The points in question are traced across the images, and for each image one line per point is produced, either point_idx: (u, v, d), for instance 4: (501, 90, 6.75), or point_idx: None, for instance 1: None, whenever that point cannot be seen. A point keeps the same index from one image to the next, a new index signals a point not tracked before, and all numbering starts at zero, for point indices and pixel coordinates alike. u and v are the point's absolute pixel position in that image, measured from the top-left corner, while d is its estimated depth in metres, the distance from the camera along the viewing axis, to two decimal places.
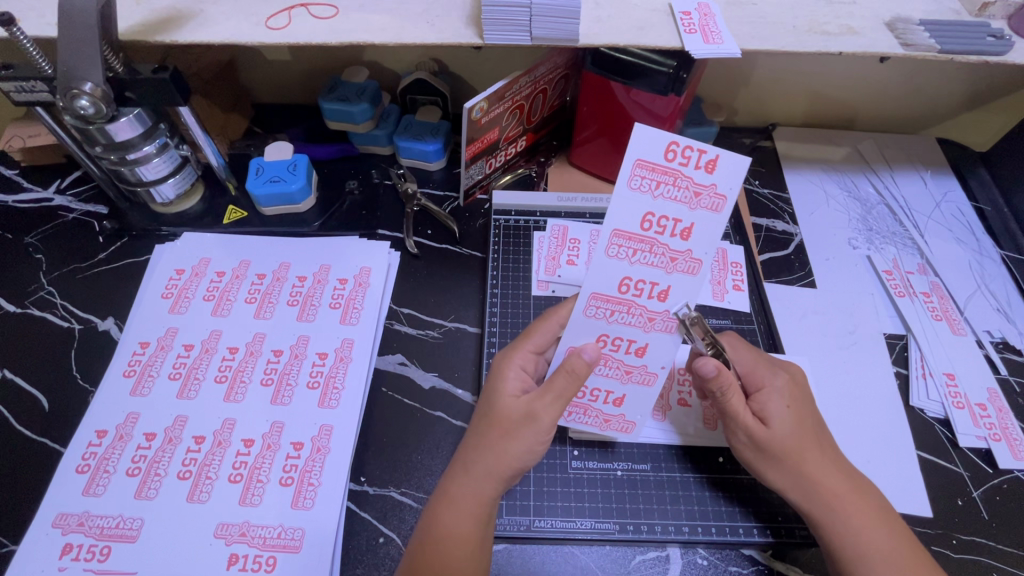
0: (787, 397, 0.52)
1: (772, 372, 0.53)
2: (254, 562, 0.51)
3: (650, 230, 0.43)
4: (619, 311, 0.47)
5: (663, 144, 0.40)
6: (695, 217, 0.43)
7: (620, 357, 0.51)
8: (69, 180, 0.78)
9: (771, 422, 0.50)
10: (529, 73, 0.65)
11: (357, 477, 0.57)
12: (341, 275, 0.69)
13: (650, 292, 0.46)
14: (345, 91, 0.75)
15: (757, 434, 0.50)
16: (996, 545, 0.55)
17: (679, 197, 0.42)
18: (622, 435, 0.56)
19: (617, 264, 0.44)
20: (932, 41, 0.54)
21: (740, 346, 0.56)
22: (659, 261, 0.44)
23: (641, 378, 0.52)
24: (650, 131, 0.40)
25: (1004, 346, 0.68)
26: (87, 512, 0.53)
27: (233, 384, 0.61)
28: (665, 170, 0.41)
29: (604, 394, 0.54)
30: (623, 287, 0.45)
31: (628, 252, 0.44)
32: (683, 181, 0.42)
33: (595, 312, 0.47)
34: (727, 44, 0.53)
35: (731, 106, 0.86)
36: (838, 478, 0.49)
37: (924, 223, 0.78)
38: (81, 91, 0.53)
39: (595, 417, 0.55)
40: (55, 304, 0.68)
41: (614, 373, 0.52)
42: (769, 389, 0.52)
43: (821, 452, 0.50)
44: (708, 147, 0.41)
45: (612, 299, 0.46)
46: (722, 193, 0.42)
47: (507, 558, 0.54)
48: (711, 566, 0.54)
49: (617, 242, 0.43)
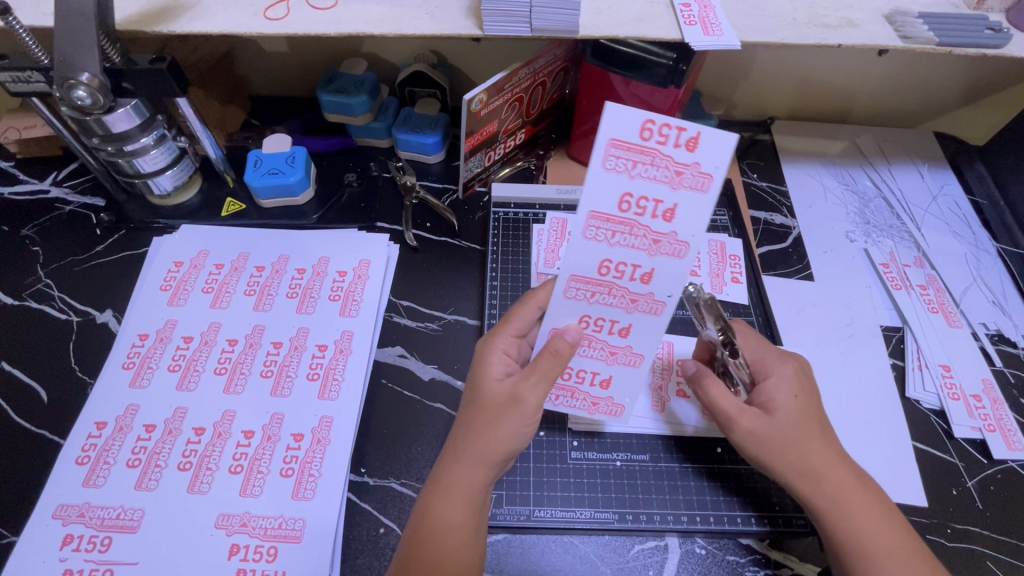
0: (795, 386, 0.52)
1: (784, 362, 0.53)
2: (255, 552, 0.51)
3: (629, 212, 0.42)
4: (601, 293, 0.47)
5: (638, 122, 0.39)
6: (677, 197, 0.41)
7: (603, 338, 0.50)
8: (65, 171, 0.78)
9: (778, 408, 0.50)
10: (528, 65, 0.65)
11: (358, 468, 0.57)
12: (340, 268, 0.69)
13: (632, 274, 0.45)
14: (343, 83, 0.75)
15: (761, 420, 0.50)
16: (989, 534, 0.56)
17: (658, 177, 0.41)
18: (611, 418, 0.56)
19: (596, 247, 0.44)
20: (931, 33, 0.54)
21: (750, 335, 0.56)
22: (641, 244, 0.43)
23: (627, 360, 0.52)
24: (624, 109, 0.39)
25: (1000, 338, 0.69)
26: (88, 503, 0.53)
27: (233, 375, 0.61)
28: (643, 149, 0.40)
29: (590, 376, 0.54)
30: (603, 270, 0.45)
31: (606, 234, 0.43)
32: (662, 160, 0.40)
33: (575, 293, 0.47)
34: (727, 36, 0.53)
35: (730, 99, 0.86)
36: (842, 471, 0.49)
37: (921, 216, 0.78)
38: (78, 81, 0.52)
39: (582, 399, 0.55)
40: (53, 296, 0.68)
41: (598, 355, 0.52)
42: (779, 377, 0.52)
43: (827, 442, 0.50)
44: (686, 124, 0.39)
45: (593, 281, 0.46)
46: (707, 171, 0.40)
47: (506, 548, 0.54)
48: (709, 555, 0.54)
49: (594, 224, 0.43)
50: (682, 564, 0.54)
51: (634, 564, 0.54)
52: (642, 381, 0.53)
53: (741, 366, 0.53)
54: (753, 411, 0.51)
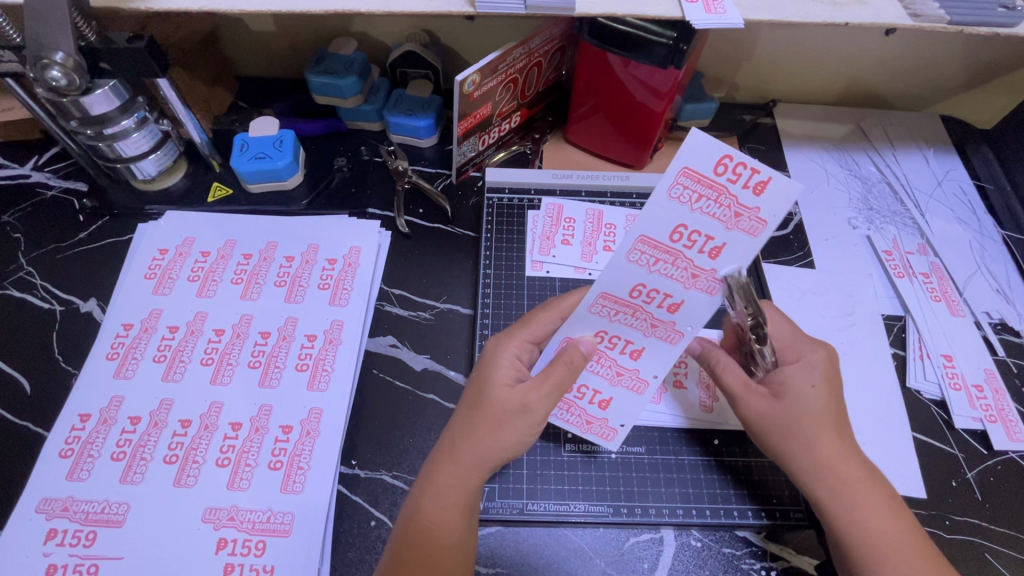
0: (815, 376, 0.50)
1: (813, 349, 0.51)
2: (243, 547, 0.51)
3: (677, 242, 0.42)
4: (624, 313, 0.48)
5: (715, 157, 0.38)
6: (729, 237, 0.41)
7: (614, 356, 0.52)
8: (47, 155, 0.75)
9: (789, 393, 0.49)
10: (523, 44, 0.62)
11: (348, 461, 0.56)
12: (329, 256, 0.67)
13: (661, 301, 0.45)
14: (332, 64, 0.72)
15: (768, 402, 0.50)
16: (988, 526, 0.56)
17: (717, 214, 0.40)
18: (601, 441, 0.55)
19: (635, 270, 0.44)
20: (941, 12, 0.51)
21: (779, 317, 0.53)
22: (679, 275, 0.43)
23: (632, 384, 0.53)
24: (707, 139, 0.38)
25: (1003, 327, 0.67)
26: (72, 497, 0.52)
27: (219, 366, 0.59)
28: (712, 183, 0.39)
29: (591, 393, 0.54)
30: (635, 293, 0.45)
31: (649, 260, 0.43)
32: (726, 198, 0.39)
33: (600, 309, 0.48)
34: (730, 15, 0.50)
35: (731, 81, 0.83)
36: (852, 465, 0.48)
37: (925, 203, 0.76)
38: (52, 60, 0.50)
39: (577, 416, 0.55)
40: (36, 284, 0.66)
41: (605, 372, 0.53)
42: (802, 363, 0.50)
43: (842, 433, 0.48)
44: (763, 167, 0.38)
45: (620, 301, 0.47)
46: (765, 218, 0.39)
47: (499, 541, 0.53)
48: (704, 548, 0.54)
49: (640, 248, 0.42)
50: (677, 557, 0.53)
51: (629, 557, 0.53)
52: (641, 410, 0.54)
53: (765, 355, 0.51)
54: (761, 392, 0.50)
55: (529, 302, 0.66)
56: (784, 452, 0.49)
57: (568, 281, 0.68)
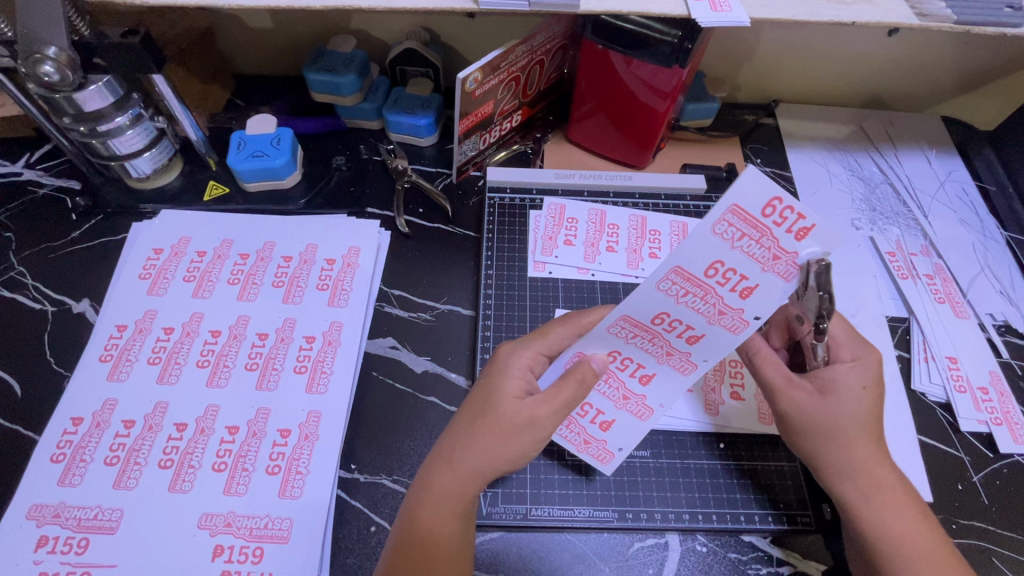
0: (868, 376, 0.48)
1: (867, 352, 0.50)
2: (240, 554, 0.49)
3: (711, 278, 0.41)
4: (641, 337, 0.47)
5: (766, 200, 0.36)
6: (762, 278, 0.40)
7: (622, 378, 0.52)
8: (39, 153, 0.74)
9: (832, 397, 0.48)
10: (526, 42, 0.62)
11: (348, 465, 0.55)
12: (328, 256, 0.66)
13: (682, 331, 0.45)
14: (331, 61, 0.71)
15: (817, 401, 0.48)
16: (994, 529, 0.55)
17: (756, 255, 0.39)
18: (596, 463, 0.54)
19: (663, 299, 0.43)
20: (948, 12, 0.51)
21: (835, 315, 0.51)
22: (706, 309, 0.43)
23: (635, 409, 0.53)
24: (763, 180, 0.36)
25: (1007, 329, 0.67)
26: (63, 504, 0.51)
27: (216, 368, 0.58)
28: (757, 224, 0.38)
29: (594, 412, 0.54)
30: (658, 320, 0.45)
31: (679, 291, 0.42)
32: (767, 241, 0.38)
33: (618, 330, 0.47)
34: (735, 13, 0.50)
35: (733, 81, 0.83)
36: (884, 470, 0.47)
37: (928, 203, 0.76)
38: (44, 55, 0.49)
39: (575, 433, 0.54)
40: (26, 285, 0.64)
41: (611, 394, 0.53)
42: (853, 363, 0.49)
43: (860, 441, 0.47)
44: (811, 214, 0.36)
45: (641, 325, 0.46)
46: (802, 264, 0.39)
47: (502, 547, 0.52)
48: (710, 553, 0.53)
49: (672, 278, 0.41)
50: (683, 562, 0.52)
51: (633, 563, 0.52)
52: (642, 437, 0.53)
53: (818, 352, 0.49)
54: (807, 388, 0.49)
55: (531, 305, 0.65)
56: (818, 452, 0.48)
57: (571, 283, 0.67)
